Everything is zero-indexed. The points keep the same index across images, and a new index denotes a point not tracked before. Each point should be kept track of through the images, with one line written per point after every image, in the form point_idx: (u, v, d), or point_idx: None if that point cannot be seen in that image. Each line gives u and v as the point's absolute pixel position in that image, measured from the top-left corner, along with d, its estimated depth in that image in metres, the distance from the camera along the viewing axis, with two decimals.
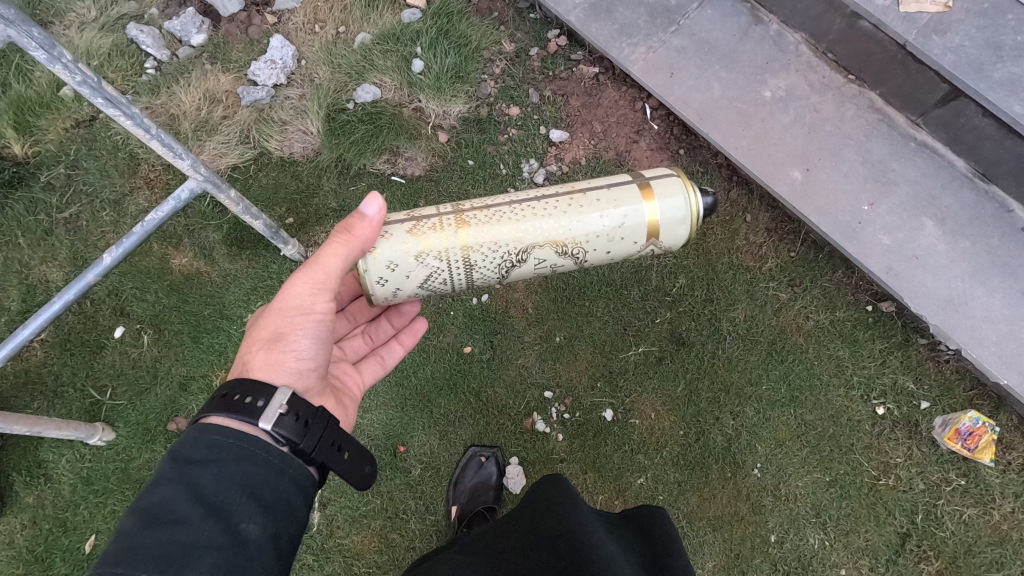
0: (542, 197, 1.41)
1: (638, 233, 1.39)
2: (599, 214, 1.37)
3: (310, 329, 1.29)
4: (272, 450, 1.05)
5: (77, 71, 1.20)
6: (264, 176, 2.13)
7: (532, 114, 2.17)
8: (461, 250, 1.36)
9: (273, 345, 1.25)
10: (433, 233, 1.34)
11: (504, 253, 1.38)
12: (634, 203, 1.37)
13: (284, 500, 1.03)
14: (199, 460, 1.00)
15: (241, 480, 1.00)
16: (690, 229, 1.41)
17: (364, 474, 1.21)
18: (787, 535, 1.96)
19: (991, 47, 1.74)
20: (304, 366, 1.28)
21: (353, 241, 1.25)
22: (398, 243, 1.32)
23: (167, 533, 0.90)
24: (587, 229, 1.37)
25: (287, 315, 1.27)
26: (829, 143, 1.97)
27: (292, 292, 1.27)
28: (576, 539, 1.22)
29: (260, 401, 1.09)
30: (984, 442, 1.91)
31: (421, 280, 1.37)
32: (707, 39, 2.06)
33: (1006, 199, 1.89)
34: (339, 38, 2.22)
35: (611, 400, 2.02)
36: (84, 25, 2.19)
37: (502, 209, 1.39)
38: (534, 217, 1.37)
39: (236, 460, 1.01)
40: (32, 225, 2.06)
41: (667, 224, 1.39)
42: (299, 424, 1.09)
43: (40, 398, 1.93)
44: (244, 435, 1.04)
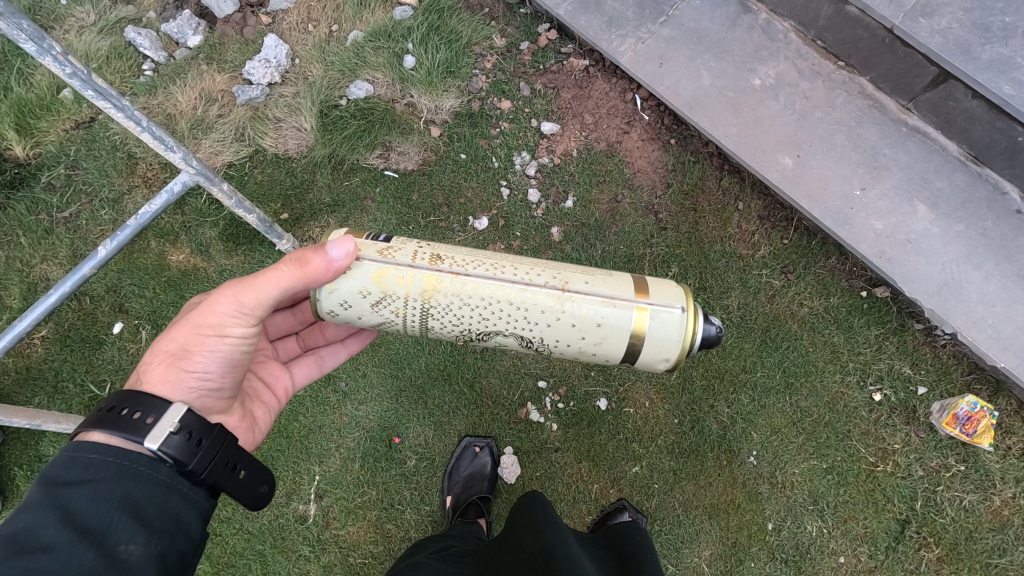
0: (528, 279, 1.26)
1: (626, 319, 1.23)
2: (578, 323, 1.24)
3: (221, 351, 1.22)
4: (158, 468, 1.01)
5: (67, 63, 1.24)
6: (259, 173, 2.16)
7: (523, 107, 2.19)
8: (420, 303, 1.25)
9: (175, 363, 1.17)
10: (395, 280, 1.23)
11: (473, 293, 1.24)
12: (623, 316, 1.22)
13: (172, 516, 1.00)
14: (74, 482, 0.94)
15: (121, 499, 0.95)
16: (687, 338, 1.24)
17: (258, 492, 1.20)
18: (784, 523, 1.95)
19: (979, 29, 1.73)
20: (204, 388, 1.22)
21: (304, 274, 1.16)
22: (359, 284, 1.23)
23: (34, 558, 0.83)
24: (556, 333, 1.27)
25: (201, 333, 1.19)
26: (820, 129, 1.97)
27: (212, 309, 1.20)
28: (551, 558, 1.20)
29: (149, 418, 1.04)
30: (982, 426, 1.89)
31: (374, 314, 1.28)
32: (696, 29, 2.06)
33: (1000, 181, 1.87)
34: (332, 36, 2.26)
35: (605, 389, 2.02)
36: (83, 28, 2.23)
37: (484, 272, 1.25)
38: (512, 290, 1.24)
39: (118, 479, 0.97)
40: (33, 225, 2.10)
41: (652, 342, 1.24)
42: (190, 442, 1.05)
43: (41, 393, 1.96)
44: (125, 453, 1.00)
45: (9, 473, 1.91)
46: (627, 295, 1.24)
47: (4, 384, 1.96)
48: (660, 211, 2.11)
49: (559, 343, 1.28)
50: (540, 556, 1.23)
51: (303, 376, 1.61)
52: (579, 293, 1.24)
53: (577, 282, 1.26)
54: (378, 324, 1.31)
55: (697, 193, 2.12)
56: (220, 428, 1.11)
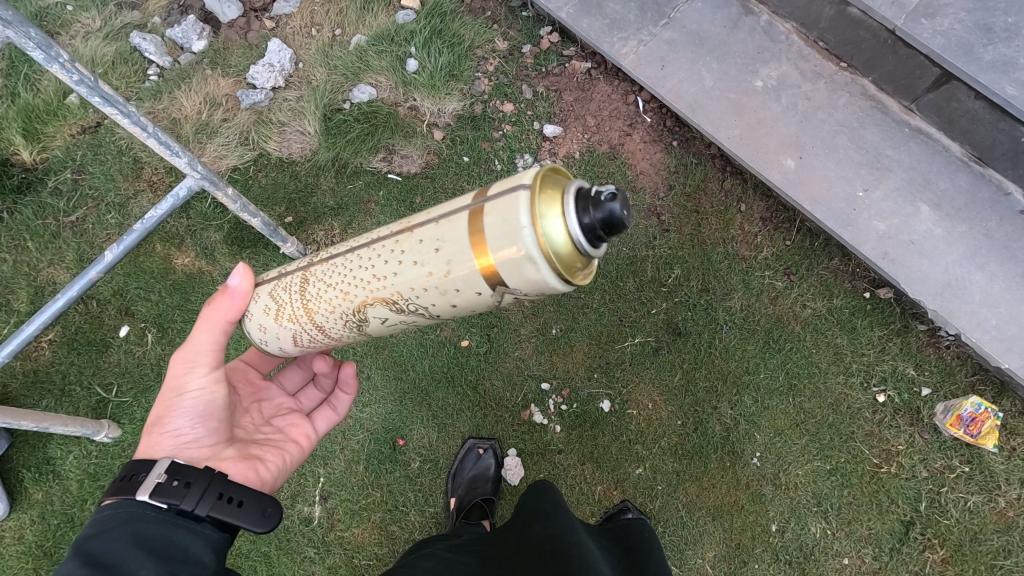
0: (376, 235, 1.16)
1: (461, 237, 1.01)
2: (415, 256, 1.06)
3: (187, 406, 1.24)
4: (162, 511, 1.02)
5: (74, 71, 1.26)
6: (264, 176, 2.17)
7: (526, 110, 2.20)
8: (302, 307, 1.20)
9: (154, 430, 1.22)
10: (283, 287, 1.22)
11: (336, 271, 1.16)
12: (457, 232, 1.01)
13: (179, 547, 0.99)
14: (89, 534, 0.96)
15: (129, 537, 0.96)
16: (533, 226, 0.93)
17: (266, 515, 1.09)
18: (788, 525, 1.95)
19: (981, 29, 1.74)
20: (189, 442, 1.23)
21: (215, 310, 1.24)
22: (262, 300, 1.24)
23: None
24: (405, 282, 1.09)
25: (164, 397, 1.24)
26: (822, 131, 1.97)
27: (169, 375, 1.26)
28: (562, 544, 1.22)
29: (140, 474, 1.06)
30: (987, 428, 1.89)
31: (278, 329, 1.24)
32: (698, 31, 2.07)
33: (1003, 181, 1.87)
34: (336, 40, 2.27)
35: (608, 391, 2.03)
36: (89, 34, 2.25)
37: (344, 247, 1.19)
38: (360, 253, 1.15)
39: (126, 524, 0.98)
40: (39, 229, 2.12)
41: (498, 241, 0.96)
42: (179, 485, 1.04)
43: (48, 396, 1.98)
44: (129, 503, 1.01)
45: (18, 475, 1.93)
46: (460, 209, 1.03)
47: (11, 387, 1.98)
48: (662, 213, 2.11)
49: (420, 297, 1.09)
50: (551, 542, 1.24)
51: (323, 425, 1.59)
52: (416, 228, 1.08)
53: (417, 217, 1.10)
54: (294, 344, 1.28)
55: (699, 195, 2.12)
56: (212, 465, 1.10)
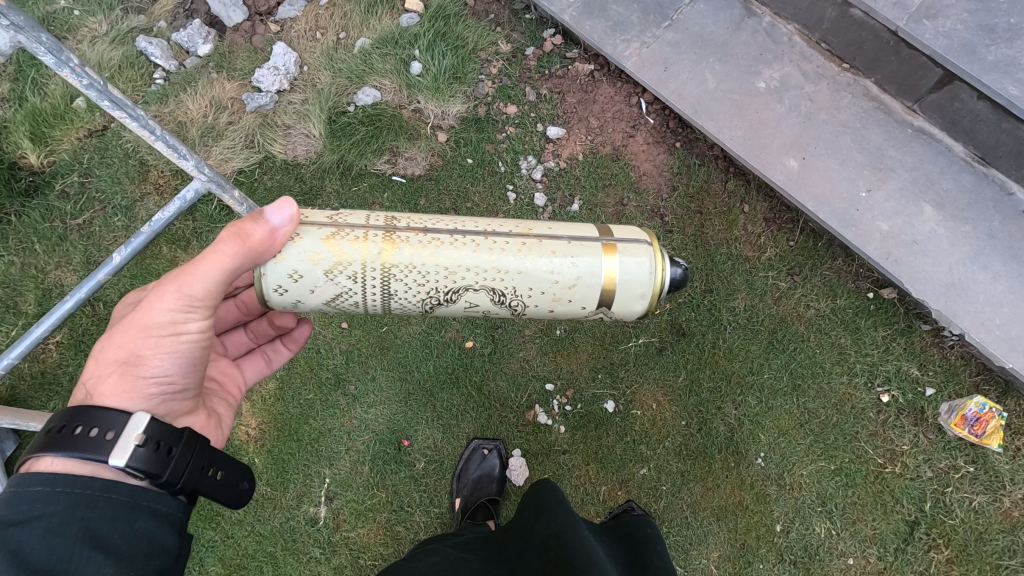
0: (490, 230, 1.30)
1: (592, 257, 1.26)
2: (547, 261, 1.25)
3: (179, 350, 1.17)
4: (122, 490, 0.97)
5: (84, 75, 1.27)
6: (269, 179, 2.18)
7: (529, 112, 2.20)
8: (378, 268, 1.23)
9: (129, 369, 1.12)
10: (349, 241, 1.23)
11: (434, 249, 1.25)
12: (592, 251, 1.26)
13: (142, 540, 0.96)
14: (24, 520, 0.89)
15: (81, 532, 0.91)
16: (650, 290, 1.29)
17: (239, 489, 1.18)
18: (792, 525, 1.95)
19: (984, 29, 1.74)
20: (165, 390, 1.17)
21: (249, 250, 1.14)
22: (307, 248, 1.20)
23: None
24: (527, 280, 1.26)
25: (151, 335, 1.13)
26: (825, 131, 1.98)
27: (153, 309, 1.13)
28: (565, 543, 1.20)
29: (108, 434, 1.00)
30: (991, 428, 1.89)
31: (328, 283, 1.23)
32: (700, 34, 2.08)
33: (1006, 182, 1.87)
34: (340, 43, 2.28)
35: (612, 391, 2.03)
36: (96, 38, 2.27)
37: (446, 228, 1.28)
38: (474, 241, 1.27)
39: (73, 511, 0.92)
40: (47, 232, 2.13)
41: (629, 273, 1.26)
42: (159, 452, 1.02)
43: (56, 398, 2.00)
44: (81, 482, 0.95)
45: None
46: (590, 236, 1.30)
47: (19, 388, 1.99)
48: (666, 214, 2.12)
49: (532, 294, 1.28)
50: (552, 542, 1.23)
51: (252, 374, 1.60)
52: (543, 237, 1.29)
53: (540, 228, 1.31)
54: (331, 300, 1.27)
55: (703, 196, 2.13)
56: (190, 435, 1.07)
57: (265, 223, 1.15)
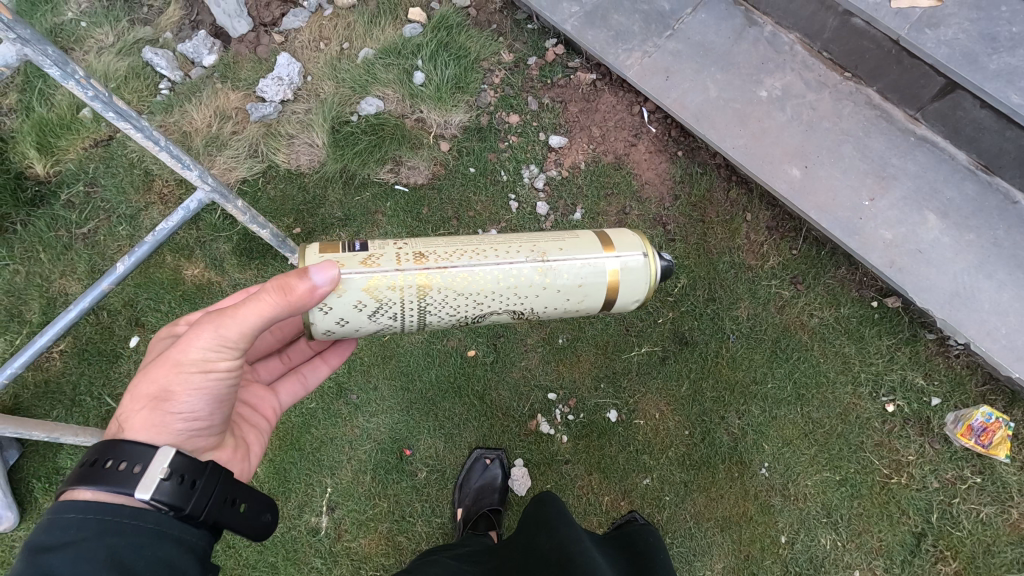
0: (509, 257, 1.32)
1: (599, 280, 1.33)
2: (560, 287, 1.33)
3: (208, 390, 1.14)
4: (146, 520, 0.96)
5: (90, 87, 1.27)
6: (272, 188, 2.20)
7: (531, 121, 2.21)
8: (415, 306, 1.29)
9: (158, 405, 1.10)
10: (387, 287, 1.25)
11: (462, 286, 1.29)
12: (598, 272, 1.33)
13: (162, 567, 0.93)
14: (54, 547, 0.89)
15: (104, 559, 0.89)
16: (645, 294, 1.39)
17: (262, 522, 1.16)
18: (797, 536, 1.94)
19: (985, 38, 1.72)
20: (191, 425, 1.15)
21: (285, 301, 1.11)
22: (352, 299, 1.23)
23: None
24: (541, 300, 1.35)
25: (182, 373, 1.11)
26: (828, 140, 1.98)
27: (186, 347, 1.12)
28: (566, 555, 1.20)
29: (136, 467, 0.99)
30: (998, 438, 1.87)
31: (371, 323, 1.30)
32: (702, 43, 2.09)
33: (1010, 190, 1.87)
34: (344, 54, 2.30)
35: (615, 401, 2.02)
36: (102, 49, 2.30)
37: (470, 265, 1.29)
38: (497, 273, 1.31)
39: (99, 537, 0.91)
40: (52, 241, 2.15)
41: (631, 282, 1.35)
42: (184, 485, 1.01)
43: (59, 406, 2.00)
44: (108, 510, 0.95)
45: (28, 485, 1.94)
46: (596, 251, 1.33)
47: (22, 397, 2.00)
48: (669, 222, 2.12)
49: (544, 310, 1.38)
50: (554, 553, 1.23)
51: (288, 397, 1.57)
52: (558, 262, 1.32)
53: (553, 251, 1.33)
54: (372, 333, 1.35)
55: (705, 205, 2.13)
56: (214, 469, 1.07)
57: (302, 276, 1.11)
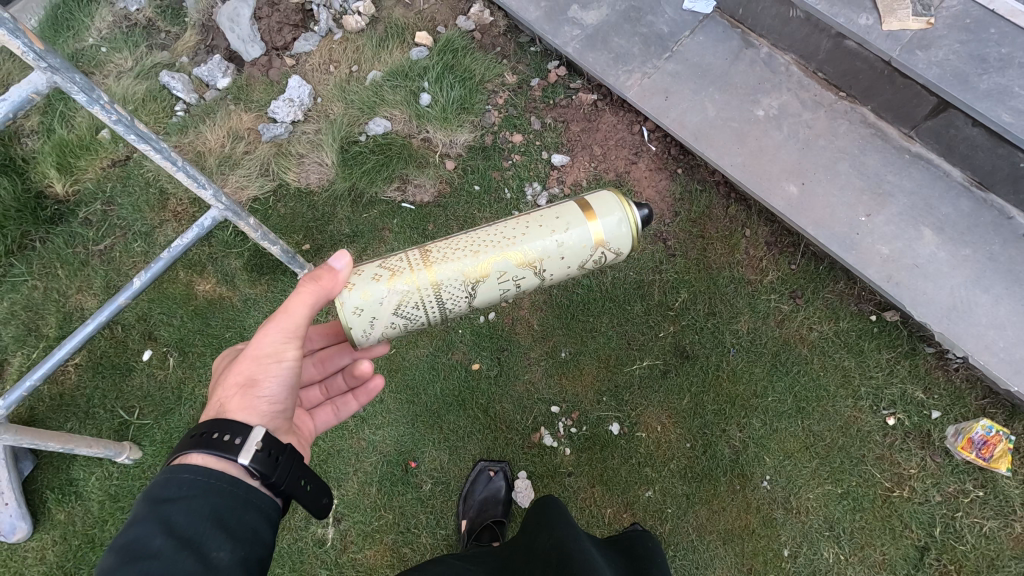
0: (492, 225, 1.47)
1: (570, 211, 1.40)
2: (544, 223, 1.39)
3: (283, 376, 1.24)
4: (247, 486, 1.03)
5: (113, 111, 1.33)
6: (283, 206, 2.26)
7: (534, 140, 2.28)
8: (425, 268, 1.36)
9: (247, 391, 1.20)
10: (396, 261, 1.38)
11: (458, 244, 1.41)
12: (568, 207, 1.41)
13: (251, 529, 0.99)
14: (173, 499, 0.96)
15: (210, 514, 0.95)
16: (632, 239, 1.42)
17: (322, 505, 1.20)
18: (800, 549, 1.94)
19: (975, 59, 1.76)
20: (276, 411, 1.25)
21: (321, 289, 1.24)
22: (368, 275, 1.34)
23: (144, 565, 0.85)
24: (535, 240, 1.38)
25: (260, 362, 1.22)
26: (823, 158, 2.02)
27: (260, 341, 1.23)
28: (564, 552, 1.23)
29: (237, 438, 1.07)
30: (999, 451, 1.88)
31: (390, 295, 1.34)
32: (700, 64, 2.15)
33: (1005, 206, 1.92)
34: (352, 76, 2.38)
35: (617, 414, 2.05)
36: (122, 74, 2.40)
37: (458, 236, 1.46)
38: (485, 233, 1.43)
39: (206, 495, 0.98)
40: (69, 257, 2.21)
41: (606, 216, 1.38)
42: (270, 457, 1.08)
43: (73, 419, 2.05)
44: (217, 474, 1.02)
45: (41, 496, 1.98)
46: (563, 202, 1.45)
47: (38, 410, 2.05)
48: (669, 238, 2.16)
49: (548, 255, 1.39)
50: (553, 551, 1.26)
51: (323, 422, 1.61)
52: (531, 213, 1.45)
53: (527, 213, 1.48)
54: (400, 313, 1.37)
55: (704, 221, 2.17)
56: (293, 448, 1.14)
57: (327, 269, 1.26)
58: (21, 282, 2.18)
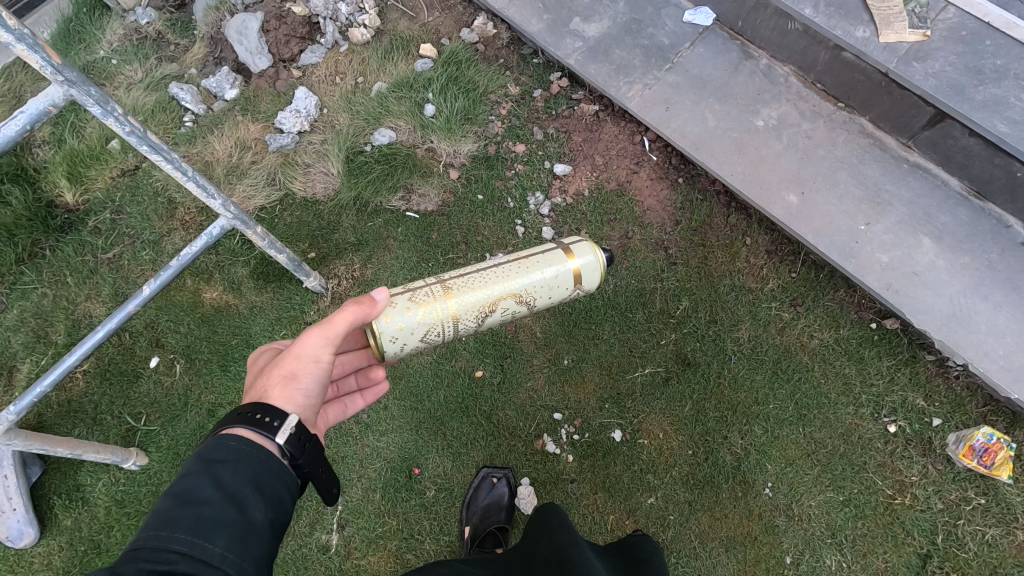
0: (496, 260, 1.53)
1: (559, 256, 1.51)
2: (543, 269, 1.49)
3: (319, 374, 1.26)
4: (281, 462, 1.07)
5: (127, 123, 1.37)
6: (289, 215, 2.29)
7: (537, 150, 2.31)
8: (449, 304, 1.42)
9: (289, 383, 1.21)
10: (423, 295, 1.42)
11: (475, 282, 1.47)
12: (552, 251, 1.53)
13: (282, 498, 1.04)
14: (221, 460, 1.01)
15: (251, 478, 1.01)
16: (601, 278, 1.56)
17: (333, 495, 1.21)
18: (803, 556, 1.95)
19: (972, 71, 1.79)
20: (310, 407, 1.26)
21: (367, 309, 1.30)
22: (402, 310, 1.38)
23: (196, 511, 0.92)
24: (535, 285, 1.49)
25: (303, 360, 1.24)
26: (822, 167, 2.05)
27: (303, 340, 1.25)
28: (566, 556, 1.25)
29: (276, 420, 1.10)
30: (1000, 459, 1.89)
31: (420, 328, 1.41)
32: (700, 75, 2.18)
33: (1003, 215, 1.94)
34: (358, 87, 2.42)
35: (619, 421, 2.06)
36: (132, 85, 2.44)
37: (469, 269, 1.51)
38: (495, 272, 1.49)
39: (249, 460, 1.03)
40: (78, 265, 2.24)
41: (583, 255, 1.52)
42: (300, 440, 1.11)
43: (81, 425, 2.07)
44: (258, 445, 1.05)
45: (48, 502, 2.00)
46: (546, 245, 1.57)
47: (46, 416, 2.07)
48: (670, 246, 2.19)
49: (540, 294, 1.51)
50: (556, 555, 1.28)
51: (331, 418, 1.60)
52: (531, 254, 1.53)
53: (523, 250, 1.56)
54: (422, 341, 1.44)
55: (705, 229, 2.19)
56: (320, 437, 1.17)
57: (369, 297, 1.33)
58: (31, 289, 2.22)
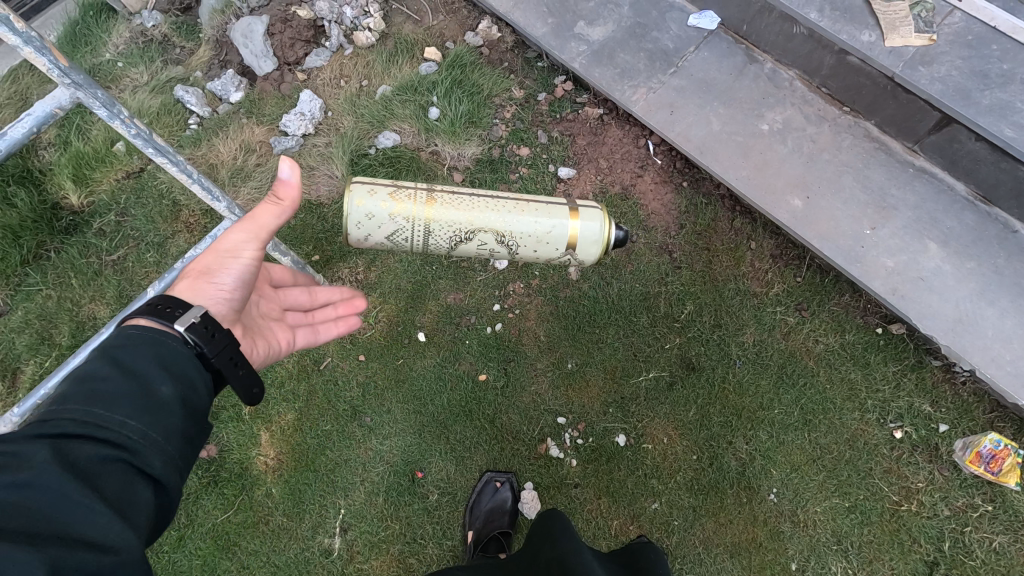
0: (498, 194, 1.61)
1: (561, 213, 1.57)
2: (535, 216, 1.57)
3: (236, 270, 1.32)
4: (186, 349, 1.06)
5: (133, 125, 1.37)
6: (293, 218, 2.29)
7: (541, 154, 2.31)
8: (424, 216, 1.54)
9: (203, 276, 1.28)
10: (406, 198, 1.53)
11: (462, 204, 1.57)
12: (558, 209, 1.58)
13: (191, 381, 1.03)
14: (121, 345, 1.00)
15: (155, 358, 1.00)
16: (598, 253, 1.62)
17: (250, 394, 1.23)
18: (808, 563, 1.93)
19: (978, 75, 1.78)
20: (228, 303, 1.31)
21: (283, 206, 1.29)
22: (379, 200, 1.51)
23: (95, 385, 0.91)
24: (520, 229, 1.57)
25: (218, 253, 1.31)
26: (828, 172, 2.04)
27: (224, 237, 1.32)
28: (568, 563, 1.25)
29: (179, 310, 1.11)
30: (1007, 465, 1.87)
31: (389, 222, 1.53)
32: (705, 80, 2.18)
33: (1009, 220, 1.93)
34: (363, 90, 2.43)
35: (623, 425, 2.05)
36: (137, 88, 2.45)
37: (467, 192, 1.60)
38: (488, 203, 1.58)
39: (152, 344, 1.03)
40: (83, 267, 2.25)
41: (587, 221, 1.57)
42: (211, 329, 1.11)
43: None
44: (160, 334, 1.06)
45: None
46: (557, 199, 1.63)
47: None
48: (674, 250, 2.18)
49: (525, 241, 1.59)
50: (557, 562, 1.28)
51: (303, 341, 1.64)
52: (534, 202, 1.60)
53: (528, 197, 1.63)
54: (389, 235, 1.57)
55: (710, 233, 2.19)
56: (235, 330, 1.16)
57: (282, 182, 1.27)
58: (35, 291, 2.22)
